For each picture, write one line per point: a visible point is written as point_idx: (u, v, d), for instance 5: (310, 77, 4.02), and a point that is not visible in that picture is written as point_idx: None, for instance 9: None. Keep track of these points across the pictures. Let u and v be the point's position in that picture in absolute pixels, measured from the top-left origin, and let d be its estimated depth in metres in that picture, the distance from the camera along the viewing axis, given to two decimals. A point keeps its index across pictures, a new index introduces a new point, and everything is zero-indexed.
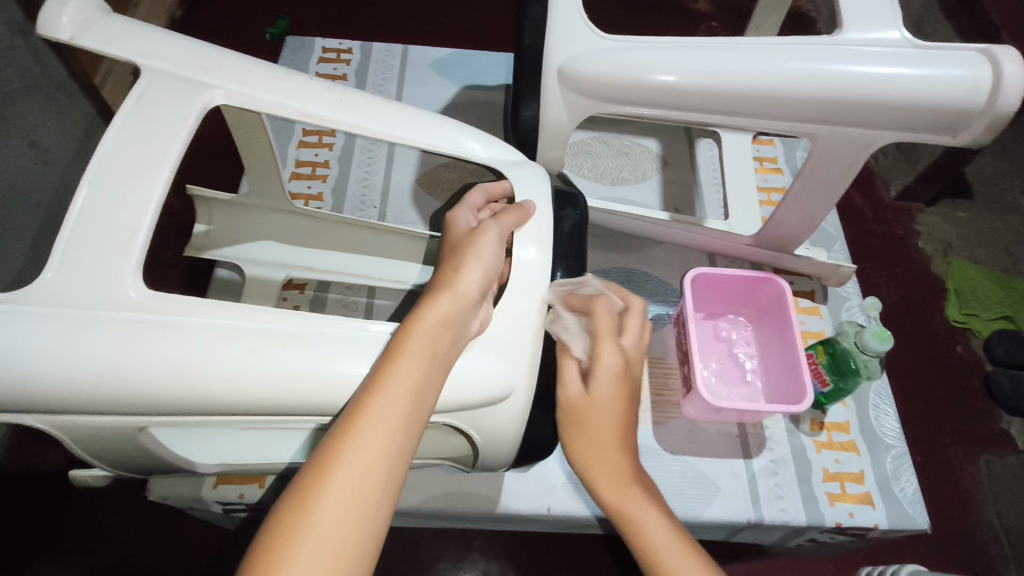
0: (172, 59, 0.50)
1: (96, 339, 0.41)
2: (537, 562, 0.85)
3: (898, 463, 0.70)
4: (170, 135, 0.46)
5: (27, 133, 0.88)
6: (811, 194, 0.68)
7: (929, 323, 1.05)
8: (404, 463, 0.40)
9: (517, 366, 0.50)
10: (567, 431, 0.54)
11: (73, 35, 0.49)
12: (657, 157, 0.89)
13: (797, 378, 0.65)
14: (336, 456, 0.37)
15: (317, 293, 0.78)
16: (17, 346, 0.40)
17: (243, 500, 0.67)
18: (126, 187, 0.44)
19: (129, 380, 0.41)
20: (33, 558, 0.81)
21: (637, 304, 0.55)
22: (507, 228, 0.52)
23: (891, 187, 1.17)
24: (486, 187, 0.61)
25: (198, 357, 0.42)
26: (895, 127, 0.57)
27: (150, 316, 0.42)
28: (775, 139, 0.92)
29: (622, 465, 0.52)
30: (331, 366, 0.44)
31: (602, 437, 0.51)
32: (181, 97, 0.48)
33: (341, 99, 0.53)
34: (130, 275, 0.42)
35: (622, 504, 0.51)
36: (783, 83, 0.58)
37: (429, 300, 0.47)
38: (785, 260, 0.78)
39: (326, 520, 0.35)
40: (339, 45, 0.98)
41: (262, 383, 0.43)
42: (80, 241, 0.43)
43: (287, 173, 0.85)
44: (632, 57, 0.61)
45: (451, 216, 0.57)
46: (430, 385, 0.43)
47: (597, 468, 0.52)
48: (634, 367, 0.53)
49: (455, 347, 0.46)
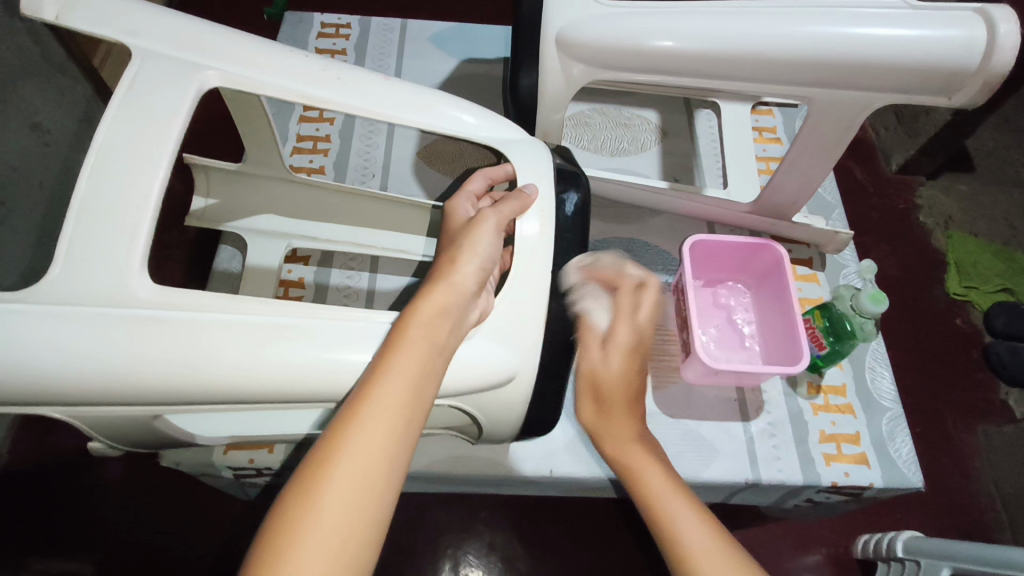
0: (164, 41, 0.50)
1: (105, 329, 0.42)
2: (541, 530, 0.87)
3: (894, 425, 0.71)
4: (165, 125, 0.47)
5: (29, 114, 0.88)
6: (808, 160, 0.68)
7: (928, 293, 1.06)
8: (406, 452, 0.40)
9: (518, 345, 0.51)
10: (587, 400, 0.60)
11: (59, 14, 0.49)
12: (656, 128, 0.90)
13: (794, 342, 0.66)
14: (339, 444, 0.39)
15: (321, 266, 0.79)
16: (29, 334, 0.42)
17: (253, 466, 0.68)
18: (125, 182, 0.45)
19: (135, 363, 0.42)
20: (51, 534, 0.83)
21: (656, 283, 0.61)
22: (506, 217, 0.52)
23: (891, 160, 1.17)
24: (487, 172, 0.61)
25: (205, 332, 0.43)
26: (889, 88, 0.58)
27: (158, 312, 0.43)
28: (774, 109, 0.92)
29: (630, 428, 0.57)
30: (331, 350, 0.45)
31: (613, 401, 0.58)
32: (176, 80, 0.48)
33: (339, 78, 0.54)
34: (135, 271, 0.43)
35: (627, 460, 0.55)
36: (780, 47, 0.58)
37: (426, 292, 0.47)
38: (784, 227, 0.79)
39: (332, 504, 0.37)
40: (338, 20, 0.98)
41: (263, 358, 0.44)
42: (84, 226, 0.43)
43: (288, 148, 0.86)
44: (630, 23, 0.61)
45: (450, 205, 0.58)
46: (431, 372, 0.44)
47: (604, 430, 0.58)
48: (644, 345, 0.60)
49: (454, 337, 0.47)
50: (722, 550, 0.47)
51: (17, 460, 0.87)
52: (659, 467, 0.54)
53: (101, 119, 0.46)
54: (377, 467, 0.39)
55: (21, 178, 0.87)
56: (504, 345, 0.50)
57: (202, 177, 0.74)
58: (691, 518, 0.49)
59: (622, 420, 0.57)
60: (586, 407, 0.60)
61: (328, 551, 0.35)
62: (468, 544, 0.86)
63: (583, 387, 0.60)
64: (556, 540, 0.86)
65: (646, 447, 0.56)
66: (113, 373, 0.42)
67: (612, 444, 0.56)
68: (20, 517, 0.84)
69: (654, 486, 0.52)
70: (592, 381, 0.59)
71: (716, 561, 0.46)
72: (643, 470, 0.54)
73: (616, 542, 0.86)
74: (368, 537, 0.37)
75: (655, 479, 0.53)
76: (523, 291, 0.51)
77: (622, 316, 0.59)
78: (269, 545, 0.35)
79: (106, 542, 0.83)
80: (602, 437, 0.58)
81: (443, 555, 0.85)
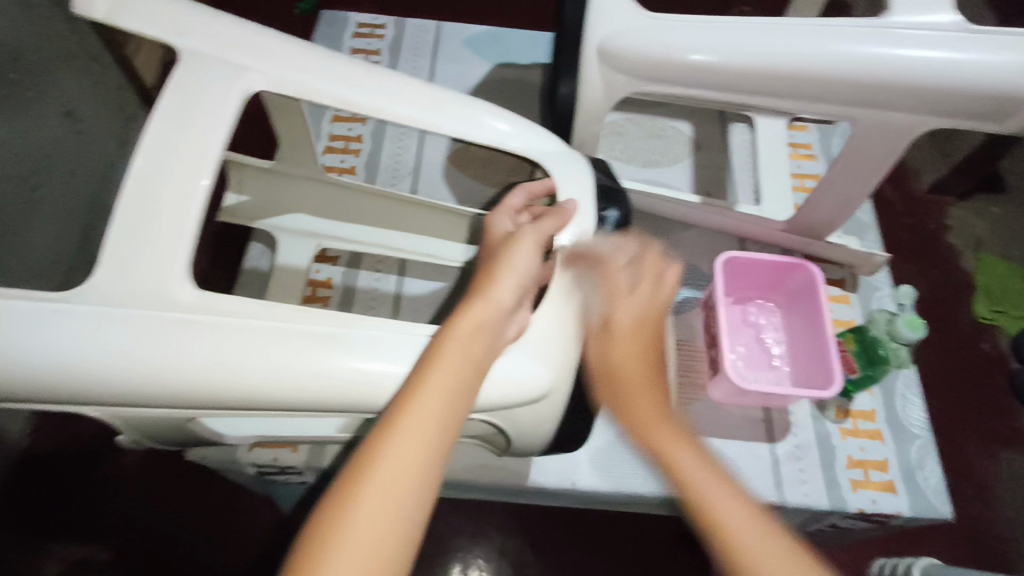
0: (210, 42, 0.50)
1: (148, 329, 0.42)
2: (552, 539, 0.86)
3: (923, 453, 0.70)
4: (211, 130, 0.47)
5: (63, 102, 0.88)
6: (848, 180, 0.67)
7: (956, 317, 1.04)
8: (438, 469, 0.40)
9: (555, 367, 0.50)
10: (600, 382, 0.52)
11: (110, 14, 0.49)
12: (689, 140, 0.89)
13: (826, 364, 0.65)
14: (371, 462, 0.38)
15: (349, 267, 0.79)
16: (72, 331, 0.42)
17: (276, 465, 0.68)
18: (170, 184, 0.45)
19: (175, 365, 0.42)
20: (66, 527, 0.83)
21: (651, 256, 0.54)
22: (546, 233, 0.52)
23: (922, 178, 1.15)
24: (527, 186, 0.60)
25: (242, 339, 0.43)
26: (938, 112, 0.57)
27: (200, 315, 0.43)
28: (809, 125, 0.91)
29: (650, 405, 0.48)
30: (365, 360, 0.45)
31: (634, 380, 0.50)
32: (223, 83, 0.49)
33: (382, 85, 0.54)
34: (178, 275, 0.43)
35: (657, 447, 0.46)
36: (827, 66, 0.57)
37: (463, 308, 0.47)
38: (818, 247, 0.78)
39: (370, 509, 0.37)
40: (374, 20, 0.98)
41: (300, 365, 0.44)
42: (129, 231, 0.44)
43: (320, 146, 0.86)
44: (673, 35, 0.60)
45: (489, 219, 0.57)
46: (465, 389, 0.43)
47: (626, 416, 0.49)
48: (659, 328, 0.53)
49: (490, 354, 0.46)
50: (795, 570, 0.39)
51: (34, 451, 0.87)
52: (698, 453, 0.45)
53: (149, 122, 0.46)
54: (411, 477, 0.38)
55: (54, 166, 0.87)
56: (539, 361, 0.49)
57: (236, 174, 0.74)
58: (756, 531, 0.41)
59: (645, 400, 0.49)
60: (600, 387, 0.52)
61: (359, 565, 0.35)
62: (477, 550, 0.85)
63: (594, 371, 0.52)
64: (567, 549, 0.85)
65: (673, 425, 0.47)
66: (152, 376, 0.42)
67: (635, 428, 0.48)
68: (35, 507, 0.84)
69: (693, 476, 0.44)
70: (603, 367, 0.51)
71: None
72: (676, 455, 0.45)
73: (627, 555, 0.85)
74: (400, 557, 0.36)
75: (691, 467, 0.44)
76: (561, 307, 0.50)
77: (619, 297, 0.52)
78: (305, 553, 0.36)
79: (125, 531, 0.84)
80: (626, 421, 0.49)
81: (453, 557, 0.85)
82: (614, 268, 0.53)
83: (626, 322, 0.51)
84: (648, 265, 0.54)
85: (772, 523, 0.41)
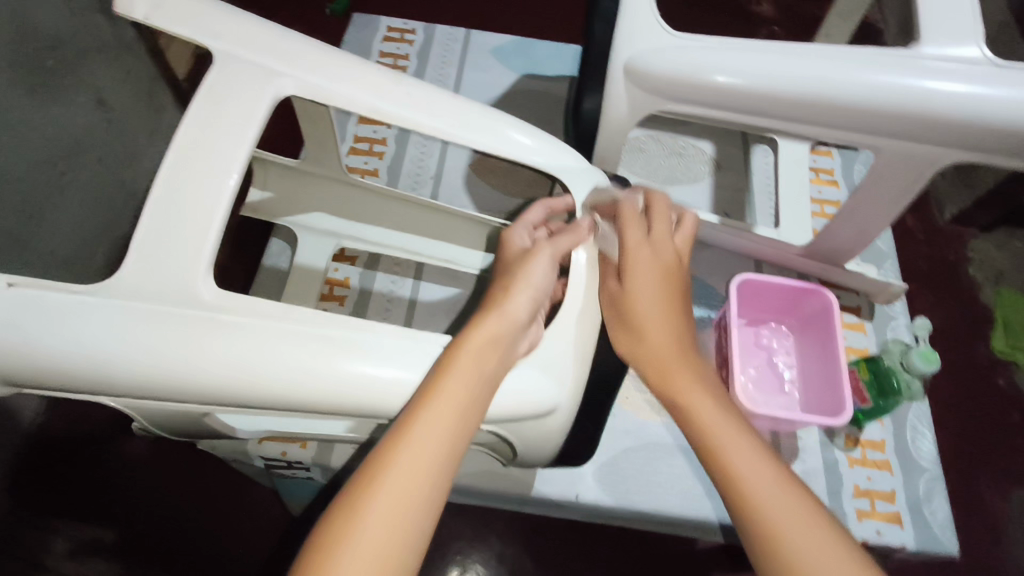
0: (244, 46, 0.51)
1: (170, 325, 0.43)
2: (550, 549, 0.86)
3: (931, 486, 0.70)
4: (241, 132, 0.48)
5: (97, 91, 0.90)
6: (868, 209, 0.67)
7: (972, 351, 1.03)
8: (449, 476, 0.41)
9: (564, 384, 0.50)
10: (615, 322, 0.52)
11: (148, 13, 0.51)
12: (710, 159, 0.89)
13: (836, 391, 0.65)
14: (385, 466, 0.39)
15: (367, 267, 0.81)
16: (96, 325, 0.43)
17: (284, 459, 0.69)
18: (198, 183, 0.46)
19: (193, 362, 0.43)
20: (69, 509, 0.84)
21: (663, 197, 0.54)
22: (562, 250, 0.53)
23: (945, 209, 1.14)
24: (547, 203, 0.61)
25: (261, 340, 0.44)
26: (963, 146, 0.57)
27: (221, 315, 0.44)
28: (833, 150, 0.91)
29: (669, 346, 0.49)
30: (377, 367, 0.46)
31: (650, 323, 0.50)
32: (256, 86, 0.50)
33: (409, 95, 0.55)
34: (201, 275, 0.45)
35: (674, 387, 0.48)
36: (852, 96, 0.57)
37: (478, 320, 0.48)
38: (835, 274, 0.78)
39: (376, 524, 0.37)
40: (404, 25, 0.99)
41: (314, 367, 0.45)
42: (157, 227, 0.45)
43: (345, 147, 0.87)
44: (699, 56, 0.60)
45: (506, 234, 0.58)
46: (479, 398, 0.44)
47: (644, 357, 0.50)
48: (676, 268, 0.51)
49: (504, 365, 0.47)
50: (805, 514, 0.40)
51: (45, 435, 0.88)
52: (720, 409, 0.46)
53: (181, 120, 0.47)
54: (422, 483, 0.39)
55: (83, 152, 0.89)
56: (550, 376, 0.49)
57: (261, 169, 0.76)
58: (771, 478, 0.42)
59: (665, 343, 0.49)
60: (615, 327, 0.52)
61: (370, 567, 0.35)
62: (475, 555, 0.86)
63: (608, 310, 0.53)
64: (565, 560, 0.85)
65: (688, 367, 0.48)
66: (170, 373, 0.43)
67: (653, 365, 0.49)
68: (43, 489, 0.85)
69: (710, 423, 0.45)
70: (618, 306, 0.51)
71: (804, 531, 0.39)
72: (693, 402, 0.46)
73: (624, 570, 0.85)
74: (408, 561, 0.37)
75: (706, 409, 0.46)
76: (575, 325, 0.51)
77: (631, 233, 0.51)
78: (316, 554, 0.36)
79: (130, 516, 0.85)
80: (643, 363, 0.50)
81: (451, 560, 0.85)
82: (625, 210, 0.52)
83: (642, 256, 0.50)
84: (658, 209, 0.53)
85: (783, 469, 0.42)
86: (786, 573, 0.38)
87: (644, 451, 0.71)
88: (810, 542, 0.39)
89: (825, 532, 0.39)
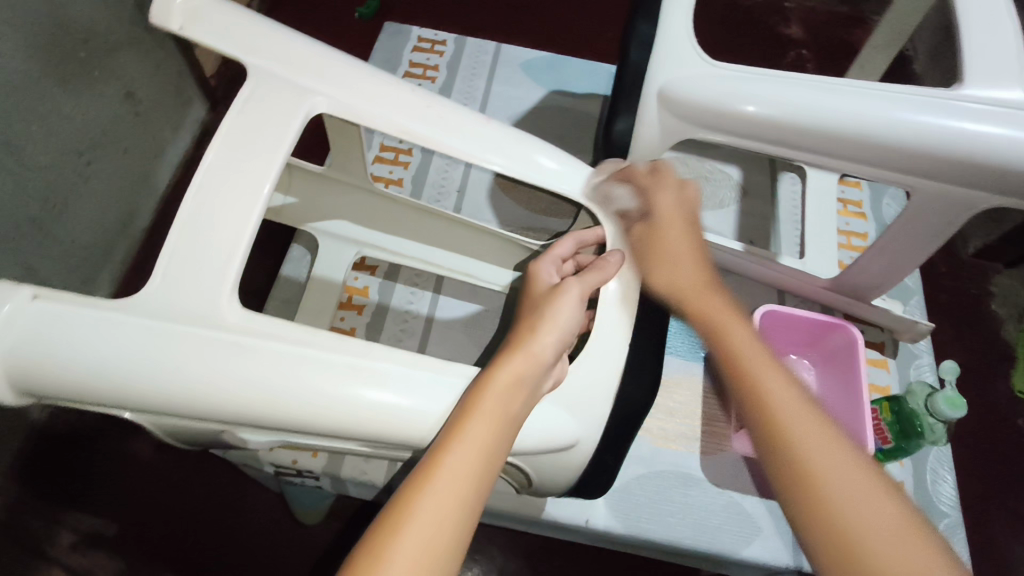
0: (281, 60, 0.51)
1: (190, 344, 0.43)
2: (552, 568, 0.85)
3: (950, 533, 0.68)
4: (271, 152, 0.48)
5: (126, 83, 0.91)
6: (897, 247, 0.66)
7: (991, 389, 1.01)
8: (466, 530, 0.40)
9: (584, 420, 0.49)
10: (642, 250, 0.55)
11: (184, 24, 0.51)
12: (737, 185, 0.88)
13: (857, 431, 0.64)
14: (401, 522, 0.38)
15: (387, 277, 0.81)
16: (118, 340, 0.42)
17: (295, 467, 0.69)
18: (228, 201, 0.46)
19: (212, 382, 0.43)
20: (74, 502, 0.85)
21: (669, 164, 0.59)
22: (589, 287, 0.52)
23: (970, 243, 1.12)
24: (578, 237, 0.60)
25: (281, 362, 0.44)
26: (1001, 191, 0.55)
27: (241, 337, 0.44)
28: (862, 182, 0.90)
29: (695, 274, 0.52)
30: (397, 394, 0.45)
31: (679, 253, 0.54)
32: (289, 105, 0.50)
33: (441, 117, 0.54)
34: (226, 295, 0.44)
35: (701, 307, 0.50)
36: (890, 135, 0.56)
37: (502, 359, 0.47)
38: (860, 309, 0.77)
39: (424, 520, 0.38)
40: (435, 36, 1.00)
41: (333, 390, 0.44)
42: (185, 245, 0.45)
43: (371, 155, 0.87)
44: (736, 86, 0.60)
45: (534, 268, 0.57)
46: (499, 448, 0.43)
47: (673, 283, 0.53)
48: (691, 203, 0.57)
49: (526, 408, 0.46)
50: (827, 435, 0.40)
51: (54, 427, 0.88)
52: (749, 331, 0.48)
53: (213, 138, 0.48)
54: (437, 541, 0.38)
55: (109, 144, 0.89)
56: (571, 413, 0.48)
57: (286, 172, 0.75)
58: (795, 399, 0.42)
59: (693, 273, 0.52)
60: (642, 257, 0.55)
61: None
62: (476, 568, 0.85)
63: (634, 247, 0.56)
64: None
65: (716, 292, 0.51)
66: (189, 392, 0.43)
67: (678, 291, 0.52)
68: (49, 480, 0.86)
69: (736, 340, 0.47)
70: (647, 243, 0.55)
71: (830, 452, 0.39)
72: (722, 319, 0.49)
73: None
74: None
75: (733, 327, 0.48)
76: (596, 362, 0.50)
77: (655, 192, 0.56)
78: None
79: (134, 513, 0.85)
80: (671, 289, 0.53)
81: None
82: (641, 172, 0.57)
83: (670, 209, 0.56)
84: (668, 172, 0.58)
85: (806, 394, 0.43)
86: (800, 491, 0.39)
87: (657, 482, 0.70)
88: (829, 458, 0.39)
89: (838, 445, 0.40)
